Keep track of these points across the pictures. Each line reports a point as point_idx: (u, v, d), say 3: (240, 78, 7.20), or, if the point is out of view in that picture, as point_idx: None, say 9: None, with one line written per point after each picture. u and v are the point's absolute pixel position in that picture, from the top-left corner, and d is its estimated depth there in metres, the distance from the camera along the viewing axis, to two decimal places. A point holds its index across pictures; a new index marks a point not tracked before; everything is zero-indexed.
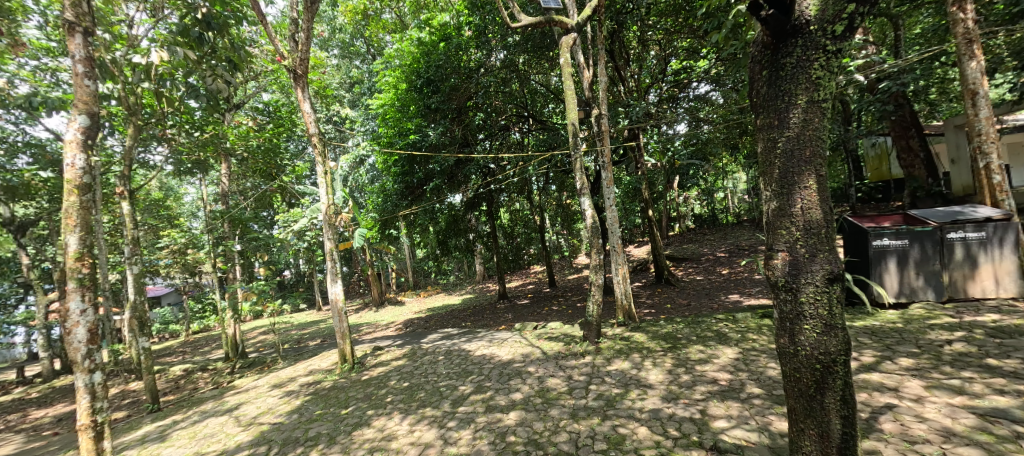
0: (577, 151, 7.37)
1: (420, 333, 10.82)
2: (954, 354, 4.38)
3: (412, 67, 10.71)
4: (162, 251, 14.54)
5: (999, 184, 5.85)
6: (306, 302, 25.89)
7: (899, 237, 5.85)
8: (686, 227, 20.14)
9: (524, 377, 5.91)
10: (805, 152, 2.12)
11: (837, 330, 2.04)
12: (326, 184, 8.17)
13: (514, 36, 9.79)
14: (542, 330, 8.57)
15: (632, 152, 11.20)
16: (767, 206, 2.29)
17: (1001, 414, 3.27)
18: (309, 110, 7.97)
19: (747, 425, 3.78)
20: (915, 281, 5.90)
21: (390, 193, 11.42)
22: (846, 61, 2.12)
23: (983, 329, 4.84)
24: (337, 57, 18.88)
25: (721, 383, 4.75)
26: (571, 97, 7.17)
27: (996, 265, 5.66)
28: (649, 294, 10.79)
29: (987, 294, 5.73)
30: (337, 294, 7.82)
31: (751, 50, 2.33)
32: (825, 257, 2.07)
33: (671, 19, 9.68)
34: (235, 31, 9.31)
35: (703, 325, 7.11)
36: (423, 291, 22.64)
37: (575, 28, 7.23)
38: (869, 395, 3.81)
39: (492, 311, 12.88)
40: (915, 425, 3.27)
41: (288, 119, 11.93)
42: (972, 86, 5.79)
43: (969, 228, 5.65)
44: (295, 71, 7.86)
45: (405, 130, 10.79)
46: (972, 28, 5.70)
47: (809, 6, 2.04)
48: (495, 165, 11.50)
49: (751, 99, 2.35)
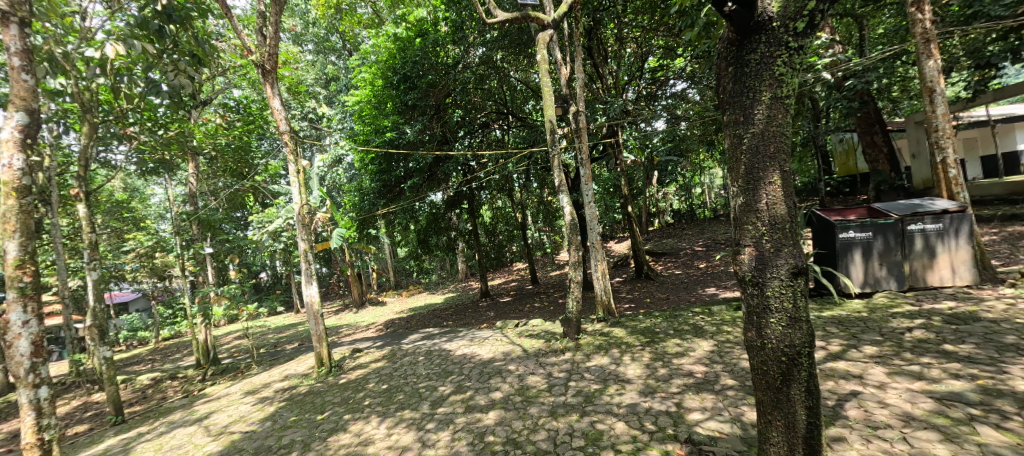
0: (555, 147, 7.34)
1: (401, 334, 10.73)
2: (915, 340, 4.56)
3: (388, 63, 10.62)
4: (127, 254, 14.01)
5: (955, 178, 6.11)
6: (283, 305, 25.34)
7: (864, 229, 6.04)
8: (664, 223, 20.55)
9: (505, 375, 5.89)
10: (770, 148, 2.14)
11: (802, 323, 2.08)
12: (299, 184, 7.90)
13: (492, 31, 9.52)
14: (523, 328, 8.59)
15: (612, 149, 11.29)
16: (734, 202, 2.31)
17: (957, 398, 3.41)
18: (279, 106, 7.74)
19: (721, 416, 3.85)
20: (879, 270, 6.13)
21: (367, 191, 11.17)
22: (808, 57, 2.15)
23: (941, 316, 5.07)
24: (312, 52, 18.36)
25: (697, 375, 4.83)
26: (548, 94, 7.13)
27: (953, 255, 5.93)
28: (629, 289, 10.95)
29: (944, 282, 6.00)
30: (313, 296, 7.66)
31: (717, 46, 2.34)
32: (790, 252, 2.10)
33: (647, 17, 9.92)
34: (200, 24, 9.02)
35: (680, 319, 7.24)
36: (405, 290, 22.44)
37: (552, 25, 7.23)
38: (836, 383, 3.93)
39: (474, 309, 12.86)
40: (878, 411, 3.39)
41: (259, 116, 11.61)
42: (931, 84, 6.03)
43: (928, 219, 5.88)
44: (264, 65, 7.56)
45: (382, 127, 10.72)
46: (930, 28, 5.93)
47: (772, 2, 2.06)
48: (476, 162, 11.52)
49: (719, 95, 2.37)
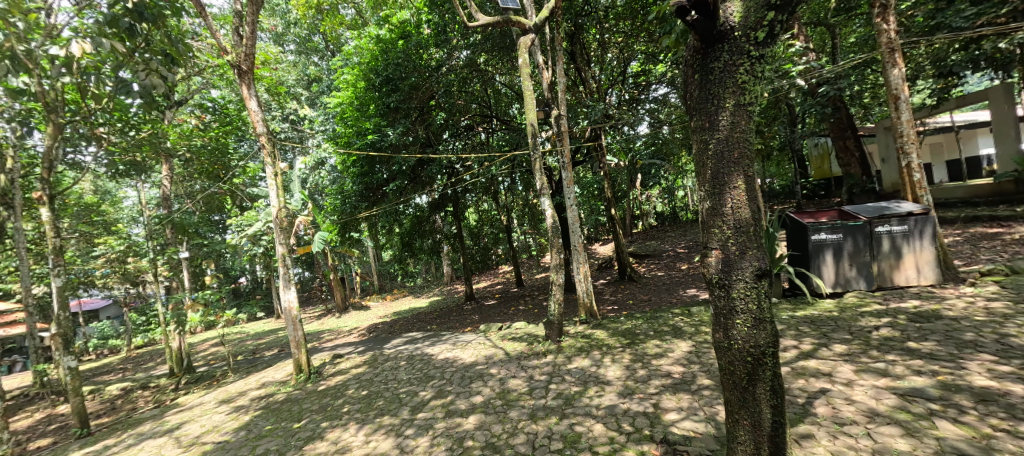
0: (537, 151, 7.37)
1: (384, 339, 10.60)
2: (881, 338, 4.72)
3: (370, 65, 10.54)
4: (97, 259, 13.52)
5: (919, 182, 6.33)
6: (263, 310, 24.78)
7: (835, 231, 6.24)
8: (648, 225, 20.82)
9: (486, 379, 5.88)
10: (734, 153, 2.20)
11: (766, 324, 2.14)
12: (277, 186, 7.74)
13: (475, 35, 9.67)
14: (506, 331, 8.58)
15: (595, 152, 11.41)
16: (702, 206, 2.36)
17: (918, 394, 3.54)
18: (256, 108, 7.59)
19: (696, 415, 3.91)
20: (849, 271, 6.33)
21: (349, 194, 11.00)
22: (770, 66, 2.21)
23: (906, 314, 5.26)
24: (293, 53, 18.10)
25: (674, 376, 4.90)
26: (530, 97, 7.17)
27: (918, 255, 6.16)
28: (613, 291, 11.05)
29: (910, 282, 6.23)
30: (292, 301, 7.49)
31: (684, 53, 2.40)
32: (754, 254, 2.16)
33: (629, 23, 10.13)
34: (174, 23, 8.80)
35: (661, 320, 7.34)
36: (389, 294, 22.19)
37: (533, 29, 7.27)
38: (807, 381, 4.04)
39: (458, 313, 12.80)
40: (845, 408, 3.49)
41: (237, 117, 11.37)
42: (895, 92, 6.26)
43: (894, 222, 6.10)
44: (240, 66, 7.40)
45: (364, 129, 10.57)
46: (894, 38, 6.15)
47: (734, 12, 2.12)
48: (461, 165, 11.51)
49: (686, 101, 2.42)
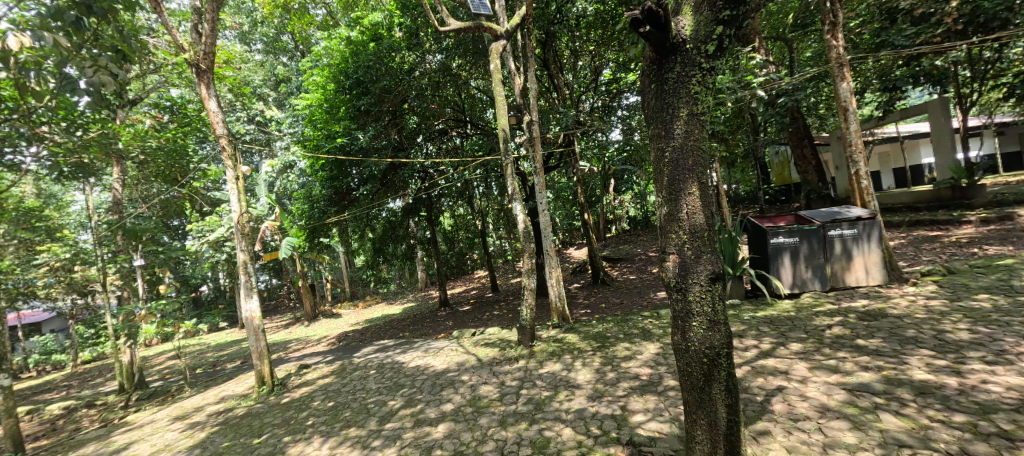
0: (509, 156, 7.41)
1: (353, 347, 10.34)
2: (833, 337, 4.97)
3: (340, 66, 10.26)
4: (39, 268, 12.61)
5: (866, 189, 6.71)
6: (226, 320, 23.70)
7: (791, 234, 6.54)
8: (621, 230, 21.21)
9: (457, 386, 5.81)
10: (688, 161, 2.28)
11: (720, 326, 2.21)
12: (238, 190, 7.40)
13: (449, 40, 9.85)
14: (479, 337, 8.53)
15: (568, 158, 11.54)
16: (660, 211, 2.43)
17: (865, 388, 3.74)
18: (215, 108, 7.27)
19: (661, 416, 4.00)
20: (805, 273, 6.64)
21: (317, 199, 10.65)
22: (720, 78, 2.32)
23: (855, 313, 5.56)
24: (260, 52, 17.57)
25: (642, 378, 4.99)
26: (501, 103, 7.21)
27: (867, 257, 6.53)
28: (586, 295, 11.17)
29: (860, 283, 6.58)
30: (254, 311, 7.20)
31: (642, 63, 2.48)
32: (708, 258, 2.23)
33: (600, 32, 10.38)
34: (127, 18, 8.37)
35: (631, 323, 7.47)
36: (361, 301, 21.67)
37: (504, 35, 7.30)
38: (765, 379, 4.20)
39: (432, 319, 12.63)
40: (799, 404, 3.65)
41: (196, 118, 10.94)
42: (844, 104, 6.67)
43: (845, 226, 6.45)
44: (198, 65, 7.10)
45: (333, 132, 10.26)
46: (843, 54, 6.55)
47: (685, 26, 2.22)
48: (435, 170, 11.41)
49: (644, 110, 2.50)
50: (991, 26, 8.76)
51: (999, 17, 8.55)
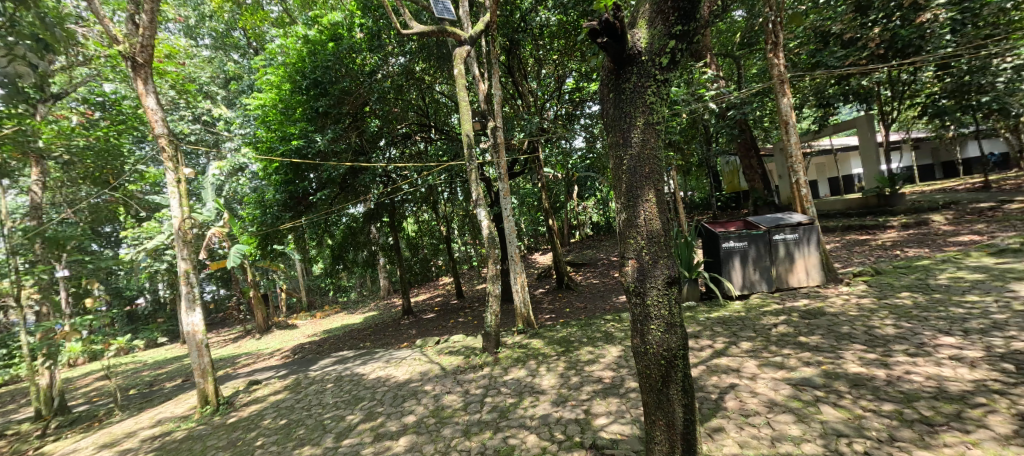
0: (473, 162, 7.38)
1: (309, 360, 9.89)
2: (780, 335, 5.26)
3: (296, 66, 9.83)
4: None
5: (806, 196, 7.19)
6: (168, 334, 22.03)
7: (741, 239, 6.90)
8: (585, 235, 21.59)
9: (420, 397, 5.68)
10: (645, 169, 2.35)
11: (677, 328, 2.28)
12: (180, 195, 6.92)
13: (411, 42, 9.76)
14: (443, 345, 8.39)
15: (532, 164, 11.62)
16: (619, 217, 2.49)
17: (807, 382, 3.98)
18: (154, 105, 6.79)
19: (623, 418, 4.07)
20: (754, 275, 7.00)
21: (270, 204, 10.07)
22: (674, 90, 2.42)
23: (798, 312, 5.92)
24: (208, 47, 16.64)
25: (605, 381, 5.07)
26: (465, 108, 7.17)
27: (808, 260, 6.97)
28: (551, 300, 11.25)
29: (802, 284, 7.02)
30: (196, 324, 6.71)
31: (600, 73, 2.55)
32: (665, 263, 2.31)
33: (563, 42, 10.60)
34: (51, 5, 7.70)
35: (594, 327, 7.59)
36: (319, 311, 20.81)
37: (468, 40, 7.28)
38: (719, 377, 4.37)
39: (394, 328, 12.30)
40: (749, 400, 3.83)
41: (132, 116, 10.28)
42: (785, 118, 7.13)
43: (788, 231, 6.88)
44: (135, 58, 6.63)
45: (288, 134, 9.77)
46: (783, 72, 6.99)
47: (640, 39, 2.30)
48: (399, 175, 11.19)
49: (603, 118, 2.56)
50: (908, 51, 9.69)
51: (913, 44, 9.51)
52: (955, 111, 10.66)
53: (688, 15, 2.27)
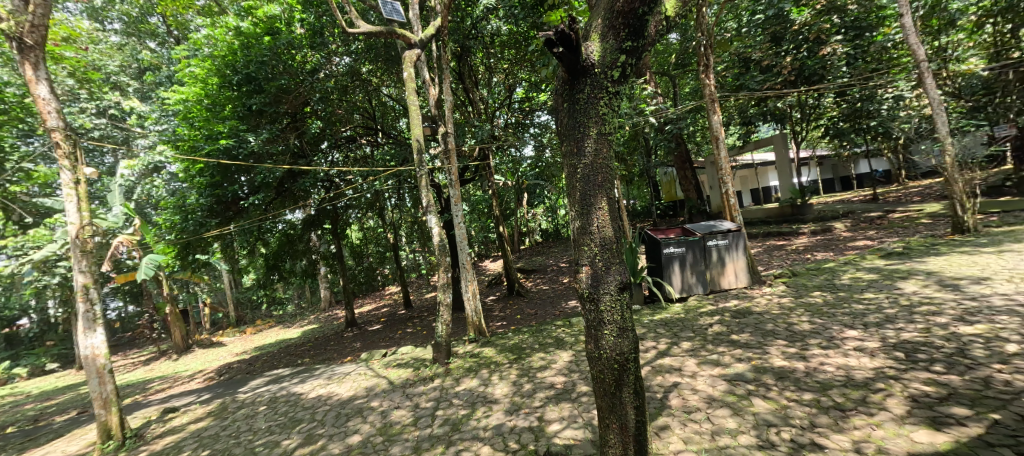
0: (423, 168, 7.24)
1: (239, 381, 9.14)
2: (716, 334, 5.58)
3: (226, 59, 9.18)
4: None
5: (734, 205, 7.71)
6: (67, 358, 19.41)
7: (680, 245, 7.28)
8: (535, 242, 21.83)
9: (366, 414, 5.43)
10: (598, 177, 2.41)
11: (628, 332, 2.35)
12: (78, 197, 5.96)
13: (358, 43, 9.43)
14: (391, 357, 8.09)
15: (483, 171, 11.59)
16: (573, 225, 2.53)
17: (740, 378, 4.25)
18: (46, 94, 5.82)
19: (575, 423, 4.13)
20: (691, 279, 7.41)
21: (192, 210, 9.13)
22: (623, 102, 2.52)
23: (730, 312, 6.33)
24: (118, 33, 14.99)
25: (557, 386, 5.12)
26: (415, 112, 7.02)
27: (737, 264, 7.51)
28: (502, 307, 11.23)
29: (733, 286, 7.53)
30: (97, 347, 5.83)
31: (554, 83, 2.60)
32: (617, 269, 2.37)
33: (513, 51, 10.72)
34: None
35: (545, 333, 7.66)
36: (252, 326, 19.34)
37: (418, 44, 7.12)
38: (663, 377, 4.56)
39: (337, 342, 11.71)
40: (691, 397, 4.02)
41: (19, 108, 9.08)
42: (715, 134, 7.65)
43: (720, 237, 7.37)
44: (24, 40, 5.74)
45: (215, 132, 8.98)
46: (713, 91, 7.55)
47: (593, 51, 2.37)
48: (342, 180, 10.73)
49: (557, 127, 2.61)
50: (813, 79, 10.79)
51: (818, 73, 10.61)
52: (850, 133, 12.09)
53: (637, 32, 2.38)
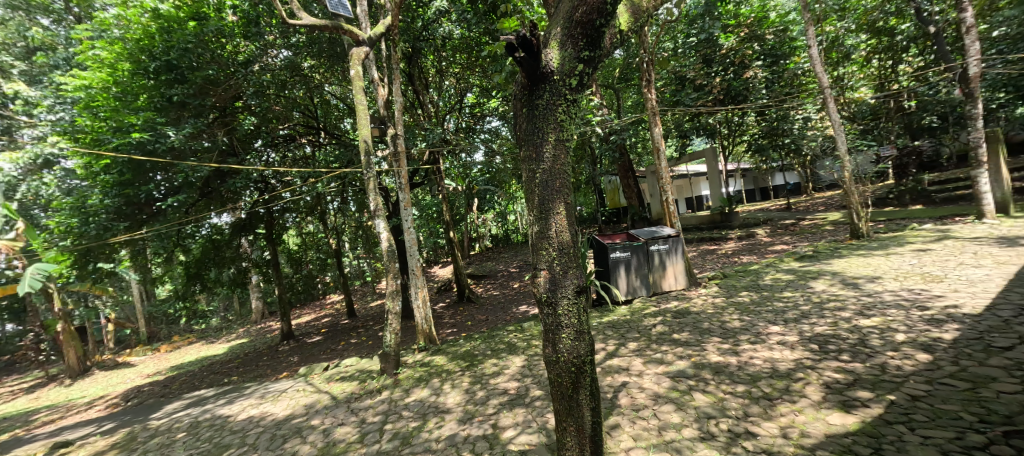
0: (371, 171, 6.95)
1: (152, 405, 8.22)
2: (660, 333, 5.83)
3: (142, 43, 8.16)
4: None
5: (673, 212, 8.17)
6: None
7: (625, 249, 7.55)
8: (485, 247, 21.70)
9: (307, 434, 5.08)
10: (556, 183, 2.43)
11: (585, 335, 2.38)
12: None
13: (299, 35, 9.10)
14: (335, 370, 7.67)
15: (433, 175, 11.38)
16: (531, 229, 2.52)
17: (682, 374, 4.45)
18: None
19: (530, 428, 4.12)
20: (636, 282, 7.70)
21: (94, 211, 8.03)
22: (579, 109, 2.57)
23: (671, 312, 6.65)
24: None
25: (510, 392, 5.09)
26: (363, 112, 6.75)
27: (676, 267, 7.93)
28: (452, 314, 11.04)
29: (673, 288, 7.94)
30: None
31: (512, 88, 2.60)
32: (574, 272, 2.40)
33: (465, 56, 10.65)
34: None
35: (496, 338, 7.62)
36: (172, 343, 17.54)
37: (367, 41, 6.86)
38: (613, 377, 4.67)
39: (272, 356, 10.94)
40: (639, 395, 4.15)
41: None
42: (654, 144, 8.07)
43: (661, 242, 7.76)
44: None
45: (125, 124, 7.72)
46: (654, 105, 7.95)
47: (553, 58, 2.38)
48: (278, 181, 10.11)
49: (517, 132, 2.60)
50: (738, 98, 11.90)
51: (742, 93, 11.71)
52: (767, 149, 13.18)
53: (593, 42, 2.44)
